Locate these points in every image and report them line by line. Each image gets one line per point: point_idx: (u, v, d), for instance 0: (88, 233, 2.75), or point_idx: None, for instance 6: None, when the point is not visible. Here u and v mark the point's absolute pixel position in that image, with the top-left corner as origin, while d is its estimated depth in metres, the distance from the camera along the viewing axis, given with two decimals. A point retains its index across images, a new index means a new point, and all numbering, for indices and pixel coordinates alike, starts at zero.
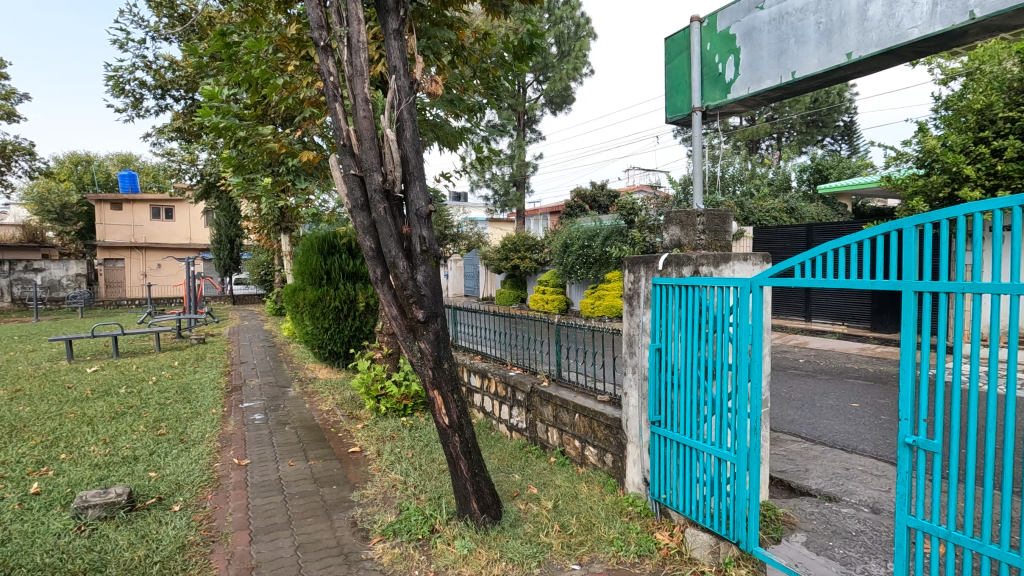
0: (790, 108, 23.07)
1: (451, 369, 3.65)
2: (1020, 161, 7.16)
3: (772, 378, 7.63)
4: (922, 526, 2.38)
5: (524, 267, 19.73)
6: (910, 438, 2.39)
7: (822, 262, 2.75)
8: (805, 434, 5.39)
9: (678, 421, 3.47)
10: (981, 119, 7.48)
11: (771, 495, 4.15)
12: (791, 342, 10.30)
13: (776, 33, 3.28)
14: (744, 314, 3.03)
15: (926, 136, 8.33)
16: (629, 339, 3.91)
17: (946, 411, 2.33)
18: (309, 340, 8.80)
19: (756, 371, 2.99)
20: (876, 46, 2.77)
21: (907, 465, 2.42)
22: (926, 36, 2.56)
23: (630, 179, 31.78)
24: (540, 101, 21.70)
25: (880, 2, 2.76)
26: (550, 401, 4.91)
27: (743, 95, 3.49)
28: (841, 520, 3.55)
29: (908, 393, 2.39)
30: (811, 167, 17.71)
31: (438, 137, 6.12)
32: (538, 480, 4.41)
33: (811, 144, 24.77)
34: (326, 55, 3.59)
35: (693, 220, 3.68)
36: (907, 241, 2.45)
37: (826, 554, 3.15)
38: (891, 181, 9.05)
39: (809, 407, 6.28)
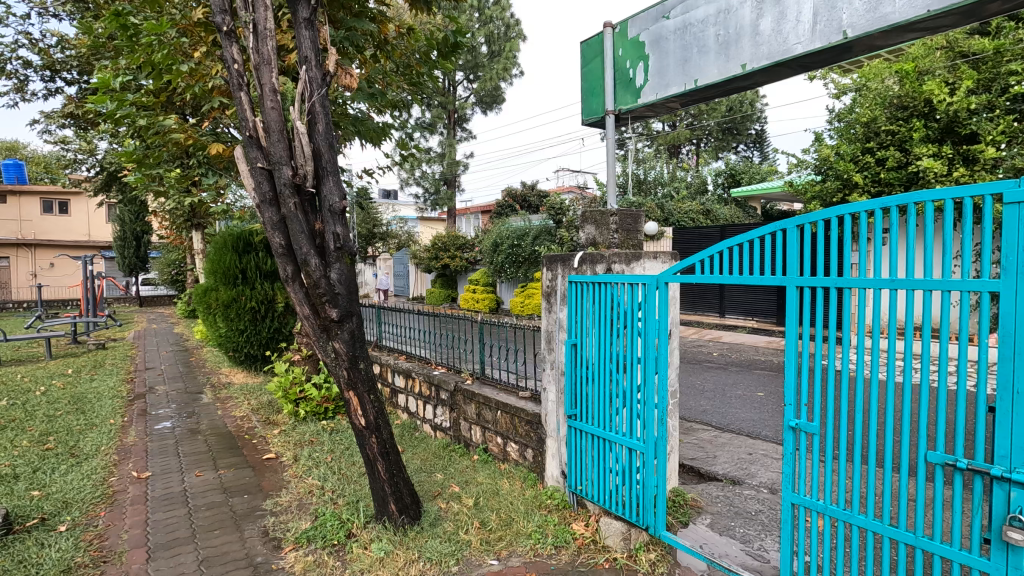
0: (708, 115, 24.34)
1: (367, 369, 3.57)
2: (900, 170, 7.94)
3: (688, 372, 8.03)
4: (804, 502, 2.58)
5: (454, 266, 19.62)
6: (794, 422, 2.60)
7: (718, 261, 2.94)
8: (715, 423, 5.72)
9: (593, 414, 3.59)
10: (867, 131, 8.22)
11: (682, 481, 4.38)
12: (706, 337, 10.91)
13: (680, 43, 3.44)
14: (650, 310, 3.17)
15: (822, 145, 9.06)
16: (547, 335, 4.00)
17: (825, 396, 2.54)
18: (223, 343, 8.35)
19: (662, 364, 3.14)
20: (767, 59, 2.98)
21: (790, 447, 2.62)
22: (808, 52, 2.79)
23: (560, 180, 32.35)
24: (470, 100, 21.66)
25: (769, 18, 2.96)
26: (473, 399, 4.91)
27: (652, 100, 3.66)
28: (743, 502, 3.80)
29: (791, 380, 2.58)
30: (726, 172, 18.78)
31: (359, 132, 5.95)
32: (460, 478, 4.40)
33: (726, 149, 26.20)
34: (230, 41, 3.41)
35: (607, 219, 3.79)
36: (790, 240, 2.65)
37: (728, 534, 3.38)
38: (793, 186, 9.75)
39: (720, 398, 6.67)
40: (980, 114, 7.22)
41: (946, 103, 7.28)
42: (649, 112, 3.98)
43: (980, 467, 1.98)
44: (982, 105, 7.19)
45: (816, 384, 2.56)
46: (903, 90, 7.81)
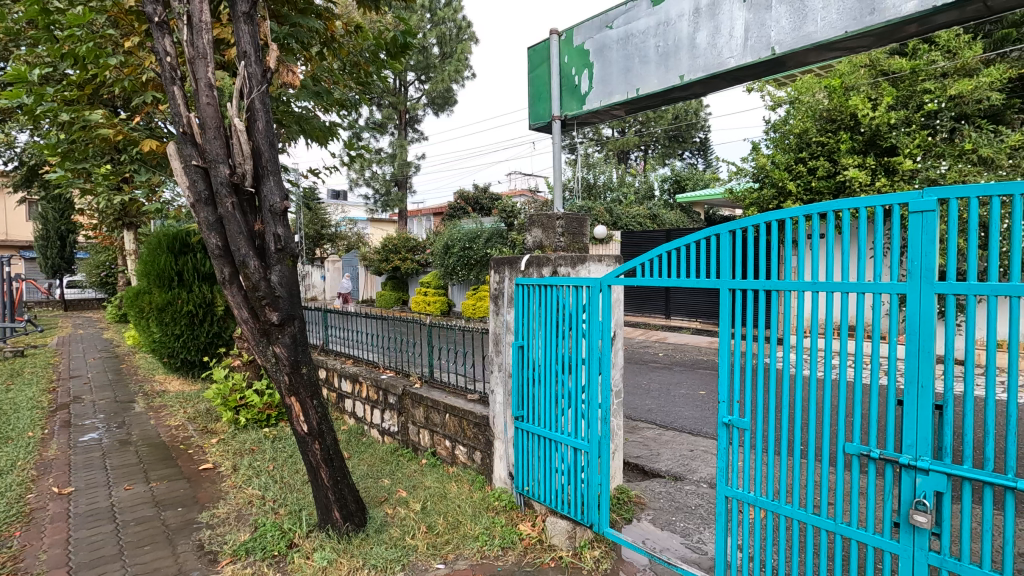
0: (654, 123, 25.05)
1: (310, 373, 3.48)
2: (829, 180, 8.43)
3: (635, 372, 8.22)
4: (736, 494, 2.70)
5: (405, 268, 19.36)
6: (727, 418, 2.72)
7: (658, 264, 3.03)
8: (660, 421, 5.90)
9: (539, 415, 3.63)
10: (800, 142, 8.68)
11: (627, 479, 4.50)
12: (652, 338, 11.20)
13: (622, 53, 3.54)
14: (594, 312, 3.24)
15: (759, 154, 9.49)
16: (495, 337, 4.01)
17: (754, 393, 2.66)
18: (157, 348, 7.94)
19: (605, 365, 3.22)
20: (703, 71, 3.11)
21: (724, 442, 2.73)
22: (740, 66, 2.93)
23: (512, 183, 32.51)
24: (422, 101, 21.44)
25: (705, 32, 3.09)
26: (421, 403, 4.88)
27: (596, 107, 3.74)
28: (684, 497, 3.94)
29: (724, 378, 2.70)
30: (672, 178, 19.37)
31: (304, 130, 5.79)
32: (408, 483, 4.35)
33: (673, 156, 27.00)
34: (162, 32, 3.26)
35: (553, 223, 3.85)
36: (724, 244, 2.76)
37: (669, 528, 3.50)
38: (733, 193, 10.18)
39: (664, 397, 6.87)
40: (898, 128, 7.77)
41: (869, 117, 7.79)
42: (593, 119, 4.06)
43: (891, 456, 2.13)
44: (900, 121, 7.75)
45: (747, 382, 2.68)
46: (832, 104, 8.29)
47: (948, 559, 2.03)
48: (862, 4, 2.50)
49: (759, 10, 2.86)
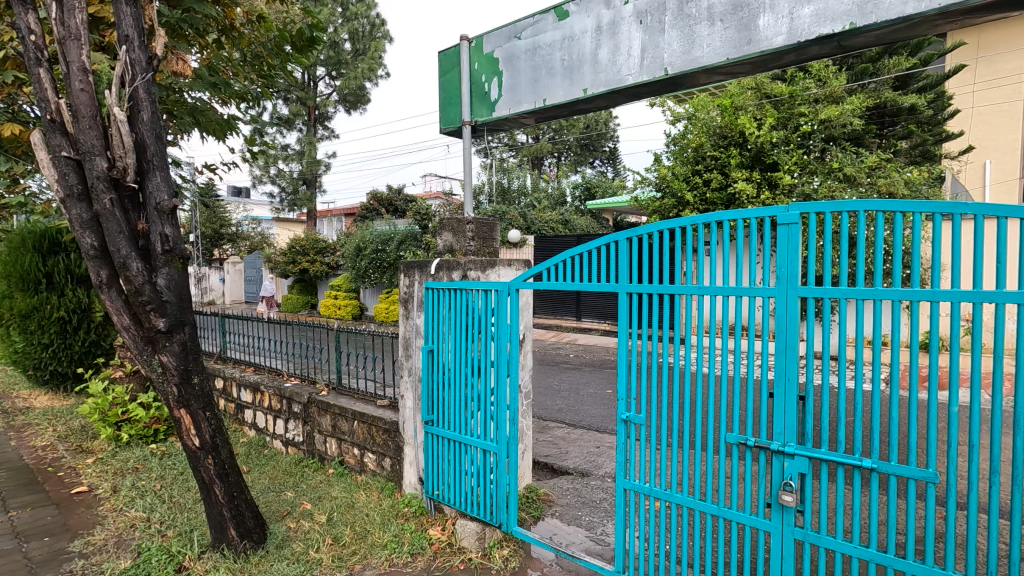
0: (567, 131, 25.86)
1: (202, 384, 3.26)
2: (721, 192, 9.15)
3: (547, 373, 8.44)
4: (634, 486, 2.86)
5: (314, 271, 18.56)
6: (625, 415, 2.87)
7: (562, 269, 3.15)
8: (569, 420, 6.10)
9: (449, 419, 3.64)
10: (696, 155, 9.33)
11: (537, 477, 4.61)
12: (563, 340, 11.54)
13: (530, 63, 3.65)
14: (502, 315, 3.31)
15: (661, 165, 10.08)
16: (405, 342, 3.96)
17: (650, 390, 2.84)
18: (19, 360, 7.04)
19: (513, 367, 3.30)
20: (604, 86, 3.28)
21: (622, 439, 2.89)
22: (637, 83, 3.13)
23: (427, 185, 32.20)
24: (332, 98, 20.66)
25: (605, 49, 3.26)
26: (328, 410, 4.72)
27: (505, 115, 3.82)
28: (590, 492, 4.11)
29: (623, 378, 2.85)
30: (583, 185, 20.09)
31: (198, 123, 5.40)
32: (313, 494, 4.19)
33: (584, 164, 27.99)
34: (24, 8, 2.92)
35: (464, 228, 3.87)
36: (622, 251, 2.92)
37: (575, 523, 3.64)
38: (638, 202, 10.73)
39: (574, 396, 7.11)
40: (779, 146, 8.58)
41: (755, 135, 8.54)
42: (503, 126, 4.13)
43: (764, 443, 2.37)
44: (781, 140, 8.56)
45: (643, 380, 2.85)
46: (724, 121, 8.98)
47: (811, 533, 2.28)
48: (741, 35, 2.75)
49: (654, 33, 3.06)
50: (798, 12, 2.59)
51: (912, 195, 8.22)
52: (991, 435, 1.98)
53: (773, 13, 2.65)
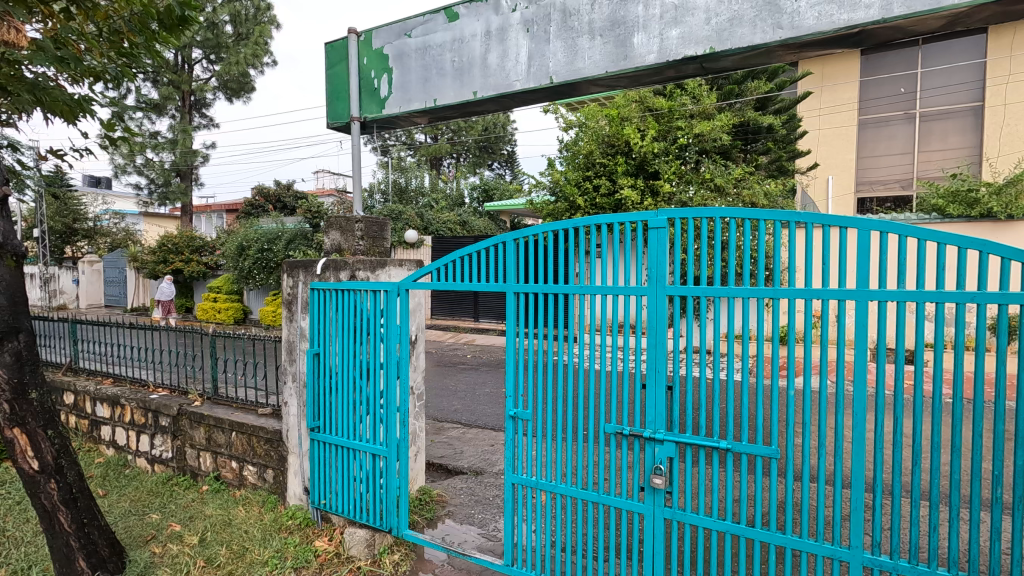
0: (466, 133, 25.94)
1: (42, 399, 2.88)
2: (610, 197, 9.68)
3: (444, 375, 8.40)
4: (521, 480, 2.94)
5: (189, 272, 16.97)
6: (513, 411, 2.95)
7: (452, 269, 3.17)
8: (465, 420, 6.13)
9: (336, 424, 3.52)
10: (587, 162, 9.78)
11: (431, 478, 4.59)
12: (461, 341, 11.56)
13: (420, 63, 3.63)
14: (391, 316, 3.26)
15: (554, 170, 10.44)
16: (288, 345, 3.76)
17: (536, 387, 2.93)
18: None
19: (403, 369, 3.25)
20: (493, 90, 3.35)
21: (510, 436, 2.96)
22: (525, 88, 3.23)
23: (319, 182, 30.79)
24: (211, 83, 19.04)
25: (494, 54, 3.33)
26: (201, 422, 4.35)
27: (396, 112, 3.75)
28: (483, 490, 4.16)
29: (511, 375, 2.92)
30: (480, 187, 20.29)
31: (40, 102, 4.68)
32: (184, 514, 3.84)
33: (483, 167, 28.22)
34: None
35: (352, 226, 3.76)
36: (509, 252, 2.98)
37: (468, 521, 3.67)
38: (533, 205, 11.04)
39: (470, 396, 7.14)
40: (660, 157, 9.25)
41: (639, 145, 9.15)
42: (394, 123, 4.06)
43: (637, 431, 2.54)
44: (661, 150, 9.22)
45: (530, 376, 2.94)
46: (611, 131, 9.50)
47: (678, 511, 2.49)
48: (618, 50, 2.93)
49: (540, 42, 3.17)
50: (667, 33, 2.81)
51: (770, 205, 9.24)
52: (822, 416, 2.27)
53: (646, 32, 2.86)
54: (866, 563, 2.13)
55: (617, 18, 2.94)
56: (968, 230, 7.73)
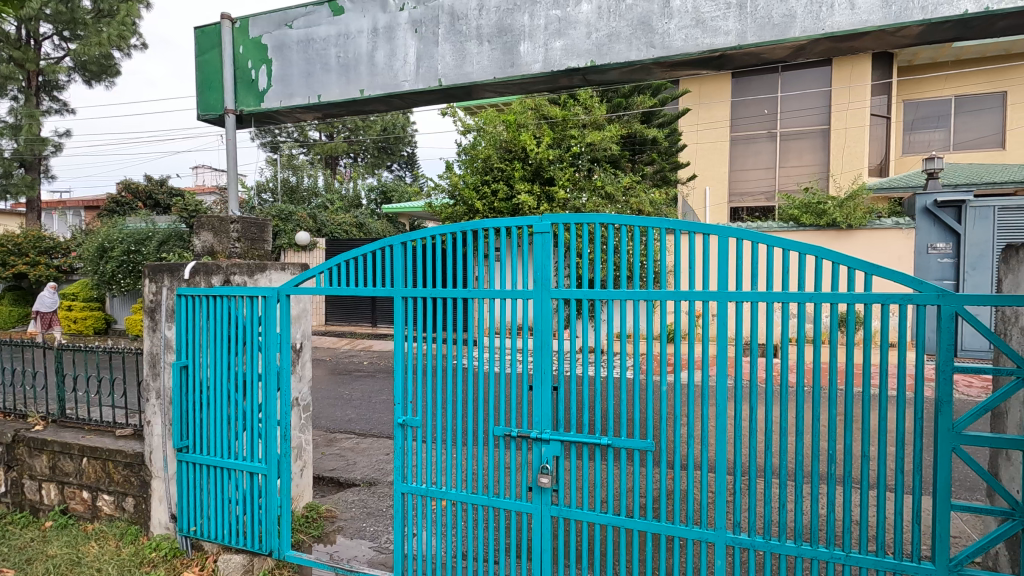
0: (363, 132, 25.07)
1: None
2: (508, 202, 9.79)
3: (339, 383, 8.04)
4: (410, 488, 2.87)
5: (34, 276, 14.75)
6: (402, 418, 2.88)
7: (337, 273, 3.04)
8: (359, 430, 5.90)
9: (208, 443, 3.23)
10: (485, 166, 9.85)
11: (321, 493, 4.36)
12: (358, 347, 11.14)
13: (303, 56, 3.45)
14: (270, 324, 3.06)
15: (453, 173, 10.40)
16: (151, 359, 3.39)
17: (424, 392, 2.87)
18: None
19: (284, 380, 3.07)
20: (381, 89, 3.25)
21: (399, 445, 2.88)
22: (413, 90, 3.18)
23: (199, 177, 28.30)
24: (64, 63, 16.78)
25: (382, 52, 3.25)
26: (43, 449, 3.80)
27: (275, 107, 3.52)
28: (376, 501, 4.02)
29: (399, 382, 2.85)
30: (377, 188, 19.79)
31: None
32: (19, 557, 3.31)
33: (382, 167, 27.41)
34: None
35: (227, 227, 3.47)
36: (396, 255, 2.91)
37: (359, 535, 3.52)
38: (432, 207, 10.92)
39: (366, 405, 6.88)
40: (555, 163, 9.53)
41: (535, 152, 9.38)
42: (274, 118, 3.81)
43: (524, 432, 2.59)
44: (556, 157, 9.51)
45: (418, 381, 2.88)
46: (508, 136, 9.67)
47: (563, 507, 2.55)
48: (505, 57, 2.98)
49: (429, 43, 3.14)
50: (551, 44, 2.90)
51: (655, 212, 9.88)
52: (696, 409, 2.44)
53: (531, 41, 2.93)
54: (729, 542, 2.31)
55: (504, 25, 2.98)
56: (816, 239, 8.77)
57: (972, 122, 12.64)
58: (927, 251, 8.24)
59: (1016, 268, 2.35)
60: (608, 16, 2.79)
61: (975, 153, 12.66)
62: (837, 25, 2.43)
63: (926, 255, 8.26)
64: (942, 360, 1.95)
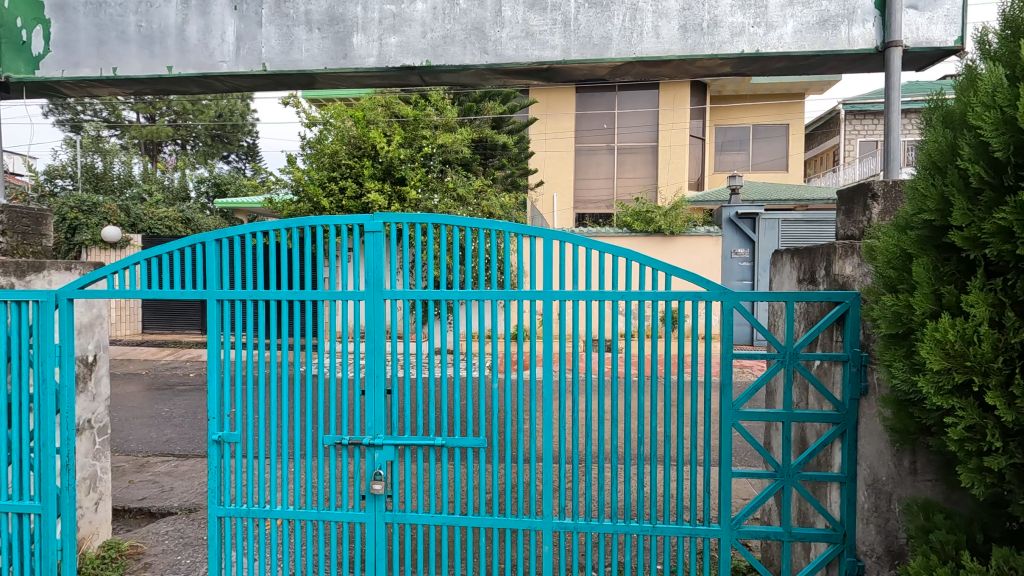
0: (193, 116, 22.33)
1: None
2: (356, 200, 9.36)
3: (155, 400, 7.04)
4: (228, 511, 2.59)
5: None
6: (217, 434, 2.59)
7: (135, 274, 2.64)
8: (179, 451, 5.23)
9: None
10: (332, 162, 9.36)
11: (126, 528, 3.77)
12: (183, 358, 9.86)
13: (93, 21, 2.97)
14: (45, 334, 2.56)
15: (295, 168, 9.72)
16: None
17: (245, 403, 2.62)
18: None
19: (65, 399, 2.60)
20: (194, 68, 2.92)
21: (215, 463, 2.59)
22: (233, 72, 2.90)
23: None
24: None
25: (195, 27, 2.92)
26: None
27: (56, 76, 2.97)
28: (196, 529, 3.59)
29: (214, 394, 2.57)
30: (209, 180, 17.77)
31: None
32: None
33: (217, 158, 24.65)
34: None
35: None
36: (209, 253, 2.61)
37: (172, 570, 3.11)
38: (272, 204, 10.08)
39: (189, 422, 6.12)
40: (406, 163, 9.34)
41: (385, 150, 9.11)
42: (55, 90, 3.20)
43: (357, 439, 2.49)
44: (407, 157, 9.34)
45: (236, 391, 2.61)
46: (357, 132, 9.27)
47: (397, 513, 2.49)
48: (337, 48, 2.85)
49: (250, 24, 2.89)
50: (386, 39, 2.83)
51: (505, 216, 10.20)
52: (529, 405, 2.53)
53: (364, 34, 2.84)
54: (555, 528, 2.43)
55: (335, 14, 2.85)
56: (645, 244, 9.71)
57: (766, 147, 14.99)
58: (731, 255, 9.54)
59: (780, 270, 2.82)
60: (442, 18, 2.81)
61: (767, 174, 15.03)
62: (645, 52, 2.71)
63: (730, 259, 9.56)
64: (724, 348, 2.25)
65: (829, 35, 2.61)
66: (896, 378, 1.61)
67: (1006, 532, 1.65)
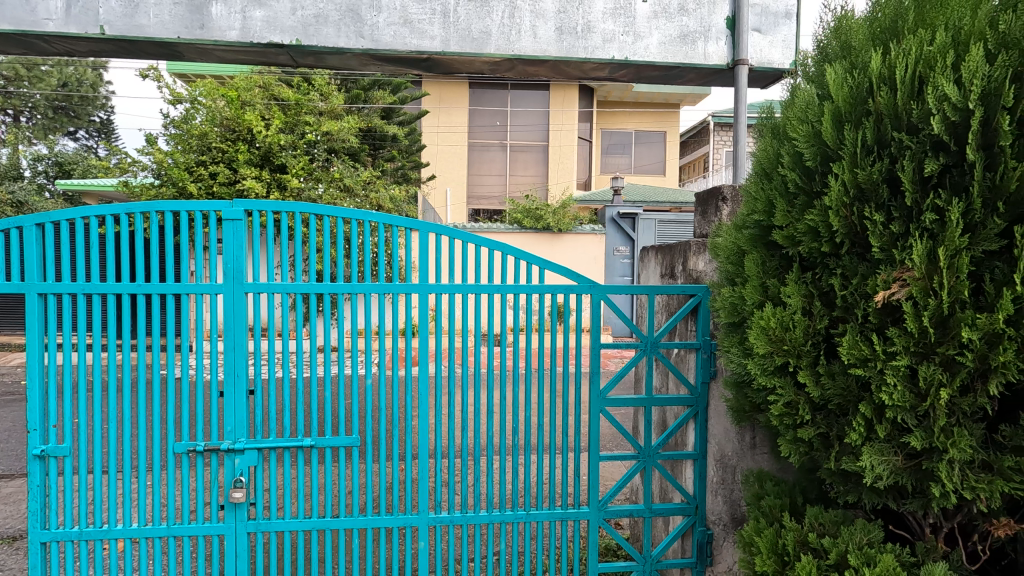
0: (29, 83, 19.29)
1: None
2: (228, 186, 8.59)
3: None
4: (55, 536, 2.26)
5: None
6: (39, 448, 2.25)
7: None
8: (3, 470, 4.49)
9: None
10: (201, 144, 8.53)
11: None
12: (11, 363, 8.48)
13: None
14: None
15: (156, 149, 8.74)
16: None
17: (75, 411, 2.29)
18: None
19: None
20: (9, 24, 2.50)
21: (36, 481, 2.25)
22: (62, 34, 2.53)
23: None
24: None
25: None
26: None
27: None
28: (20, 560, 3.10)
29: (36, 402, 2.23)
30: (50, 158, 15.47)
31: None
32: None
33: (60, 133, 21.49)
34: None
35: None
36: (28, 240, 2.24)
37: None
38: (128, 187, 8.99)
39: (17, 437, 5.27)
40: (287, 150, 8.76)
41: (262, 134, 8.49)
42: None
43: (213, 445, 2.28)
44: (288, 143, 8.77)
45: (63, 397, 2.27)
46: (230, 114, 8.54)
47: (260, 521, 2.32)
48: (192, 16, 2.59)
49: None
50: (250, 12, 2.62)
51: (395, 209, 9.93)
52: (406, 401, 2.46)
53: (225, 4, 2.61)
54: (431, 522, 2.40)
55: None
56: (534, 241, 9.93)
57: (646, 152, 16.01)
58: (613, 252, 9.94)
59: (646, 266, 3.02)
60: None
61: (647, 177, 16.08)
62: (522, 50, 2.76)
63: (612, 256, 9.96)
64: (593, 338, 2.35)
65: (688, 50, 2.84)
66: (732, 362, 1.79)
67: (820, 493, 1.92)
